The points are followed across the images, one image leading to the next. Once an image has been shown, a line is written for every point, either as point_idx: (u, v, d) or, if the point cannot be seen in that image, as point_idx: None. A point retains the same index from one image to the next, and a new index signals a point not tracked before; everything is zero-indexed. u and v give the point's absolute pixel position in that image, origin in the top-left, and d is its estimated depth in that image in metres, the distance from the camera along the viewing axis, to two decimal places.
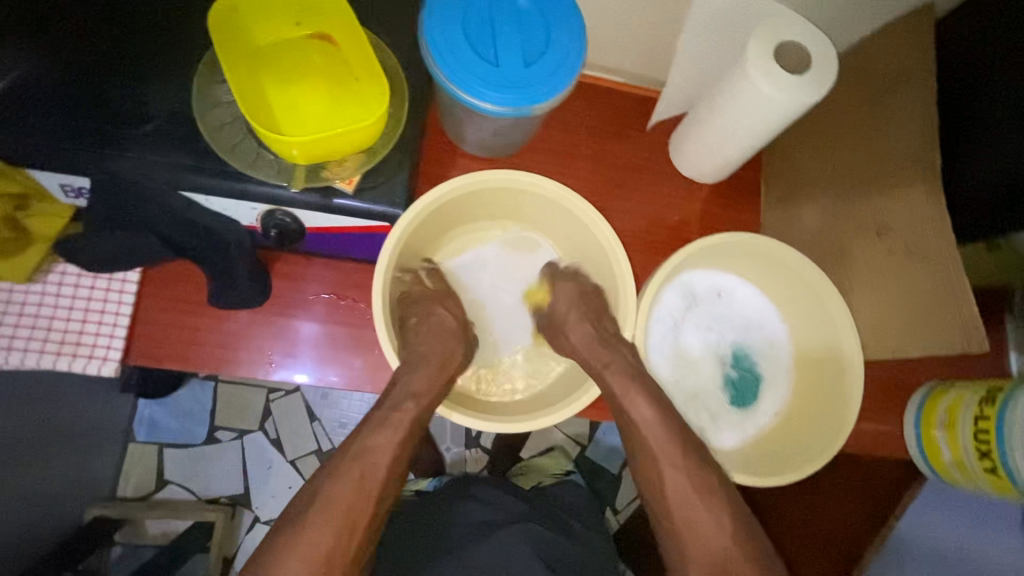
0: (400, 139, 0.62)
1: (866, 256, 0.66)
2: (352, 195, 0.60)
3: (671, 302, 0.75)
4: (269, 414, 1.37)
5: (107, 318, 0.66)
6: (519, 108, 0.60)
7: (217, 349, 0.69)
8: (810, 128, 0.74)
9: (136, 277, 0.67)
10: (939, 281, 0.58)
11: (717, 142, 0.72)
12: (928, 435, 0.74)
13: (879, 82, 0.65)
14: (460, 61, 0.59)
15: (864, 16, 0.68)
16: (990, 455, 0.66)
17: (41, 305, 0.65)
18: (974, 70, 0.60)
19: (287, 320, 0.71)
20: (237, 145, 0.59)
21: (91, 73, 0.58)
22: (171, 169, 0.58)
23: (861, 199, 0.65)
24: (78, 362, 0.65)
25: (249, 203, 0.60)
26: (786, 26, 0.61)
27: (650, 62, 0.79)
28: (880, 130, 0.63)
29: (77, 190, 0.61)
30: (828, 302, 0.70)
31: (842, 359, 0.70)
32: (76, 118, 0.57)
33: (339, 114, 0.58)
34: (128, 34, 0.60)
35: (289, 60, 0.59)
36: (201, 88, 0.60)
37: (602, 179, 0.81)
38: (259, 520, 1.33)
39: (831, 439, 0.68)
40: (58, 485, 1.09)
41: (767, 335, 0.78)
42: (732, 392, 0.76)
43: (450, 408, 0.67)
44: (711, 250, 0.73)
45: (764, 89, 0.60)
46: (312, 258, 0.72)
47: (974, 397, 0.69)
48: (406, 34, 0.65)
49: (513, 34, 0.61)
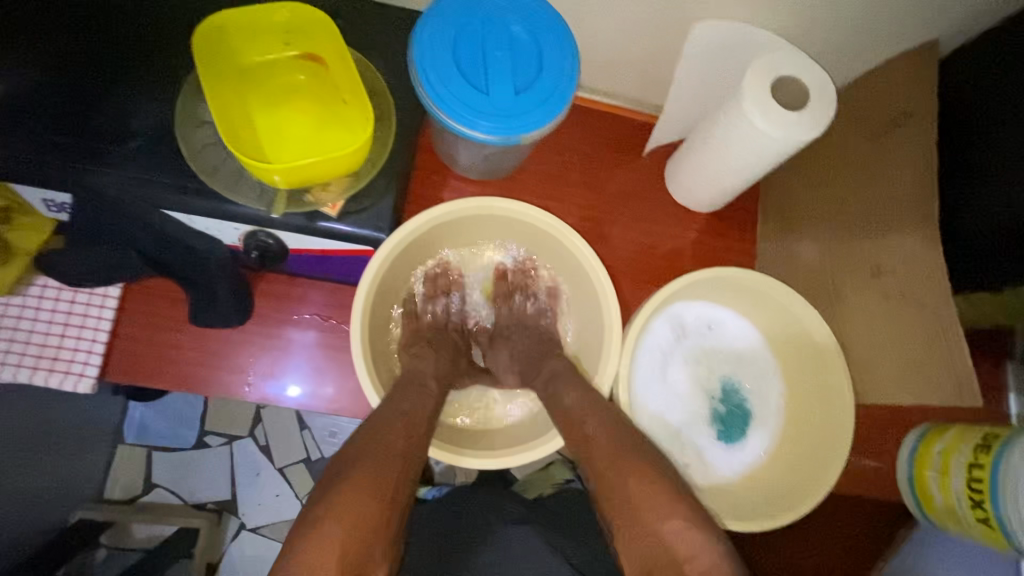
0: (386, 163, 0.61)
1: (861, 297, 0.64)
2: (335, 219, 0.59)
3: (659, 334, 0.74)
4: (259, 420, 1.37)
5: (86, 333, 0.66)
6: (508, 136, 0.59)
7: (196, 366, 0.68)
8: (808, 161, 0.73)
9: (117, 292, 0.67)
10: (933, 329, 0.56)
11: (712, 174, 0.71)
12: (921, 479, 0.72)
13: (879, 119, 0.63)
14: (449, 88, 0.58)
15: (866, 51, 0.67)
16: (983, 506, 0.64)
17: (21, 318, 0.65)
18: (977, 112, 0.58)
19: (268, 339, 0.70)
20: (219, 167, 0.58)
21: (76, 89, 0.58)
22: (152, 189, 0.57)
23: (857, 238, 0.64)
24: (55, 377, 0.64)
25: (231, 224, 0.60)
26: (785, 60, 0.59)
27: (647, 88, 0.78)
28: (879, 169, 0.62)
29: (59, 205, 0.60)
30: (820, 341, 0.68)
31: (832, 401, 0.68)
32: (59, 134, 0.56)
33: (326, 137, 0.57)
34: (117, 51, 0.60)
35: (277, 81, 0.59)
36: (186, 107, 0.59)
37: (596, 204, 0.79)
38: (244, 527, 1.32)
39: (817, 484, 0.66)
40: (43, 486, 1.09)
41: (759, 370, 0.76)
42: (720, 428, 0.74)
43: (457, 455, 0.65)
44: (701, 283, 0.71)
45: (759, 125, 0.59)
46: (297, 278, 0.72)
47: (969, 443, 0.67)
48: (397, 56, 0.65)
49: (505, 62, 0.60)
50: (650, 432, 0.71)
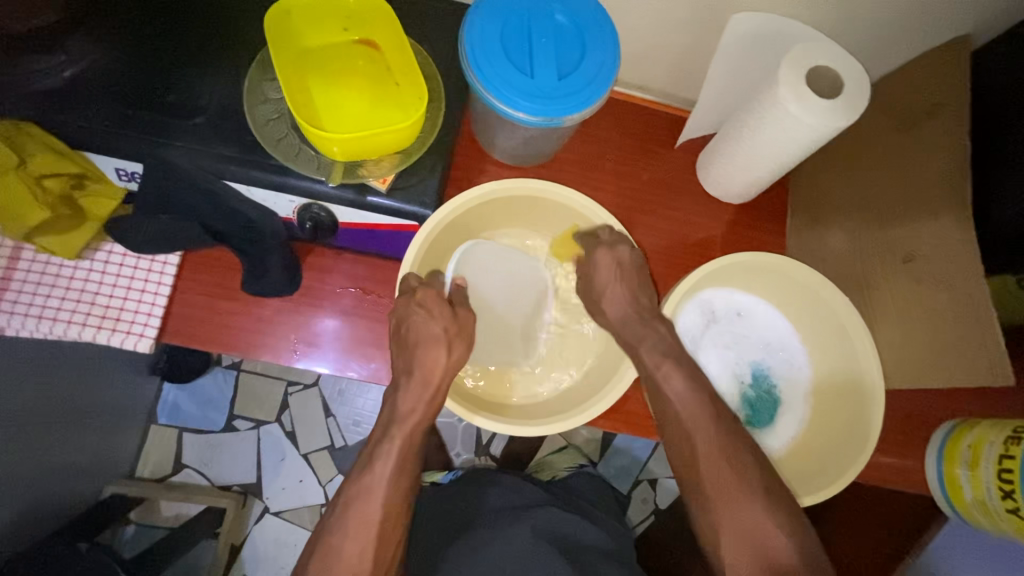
0: (434, 141, 0.65)
1: (892, 285, 0.66)
2: (385, 193, 0.63)
3: (689, 318, 0.75)
4: (287, 406, 1.41)
5: (146, 297, 0.69)
6: (550, 117, 0.62)
7: (245, 333, 0.71)
8: (838, 154, 0.75)
9: (176, 260, 0.70)
10: (965, 312, 0.57)
11: (743, 162, 0.73)
12: (951, 472, 0.72)
13: (912, 110, 0.65)
14: (496, 70, 0.61)
15: (899, 46, 0.69)
16: (1014, 496, 0.64)
17: (86, 281, 0.68)
18: (1009, 101, 0.59)
19: (315, 310, 0.73)
20: (281, 140, 0.62)
21: (152, 69, 0.63)
22: (217, 160, 0.61)
23: (890, 226, 0.65)
24: (116, 337, 0.67)
25: (288, 196, 0.63)
26: (819, 52, 0.61)
27: (680, 80, 0.81)
28: (912, 157, 0.63)
29: (130, 174, 0.66)
30: (851, 327, 0.69)
31: (862, 384, 0.69)
32: (137, 108, 0.61)
33: (379, 115, 0.61)
34: (190, 35, 0.65)
35: (336, 62, 0.63)
36: (251, 85, 0.64)
37: (628, 192, 0.82)
38: (268, 511, 1.35)
39: (846, 467, 0.66)
40: (81, 457, 1.13)
41: (787, 357, 0.77)
42: (748, 411, 0.75)
43: (472, 411, 0.66)
44: (730, 268, 0.73)
45: (792, 110, 0.61)
46: (342, 253, 0.75)
47: (999, 434, 0.67)
48: (446, 43, 0.69)
49: (550, 48, 0.63)
50: None
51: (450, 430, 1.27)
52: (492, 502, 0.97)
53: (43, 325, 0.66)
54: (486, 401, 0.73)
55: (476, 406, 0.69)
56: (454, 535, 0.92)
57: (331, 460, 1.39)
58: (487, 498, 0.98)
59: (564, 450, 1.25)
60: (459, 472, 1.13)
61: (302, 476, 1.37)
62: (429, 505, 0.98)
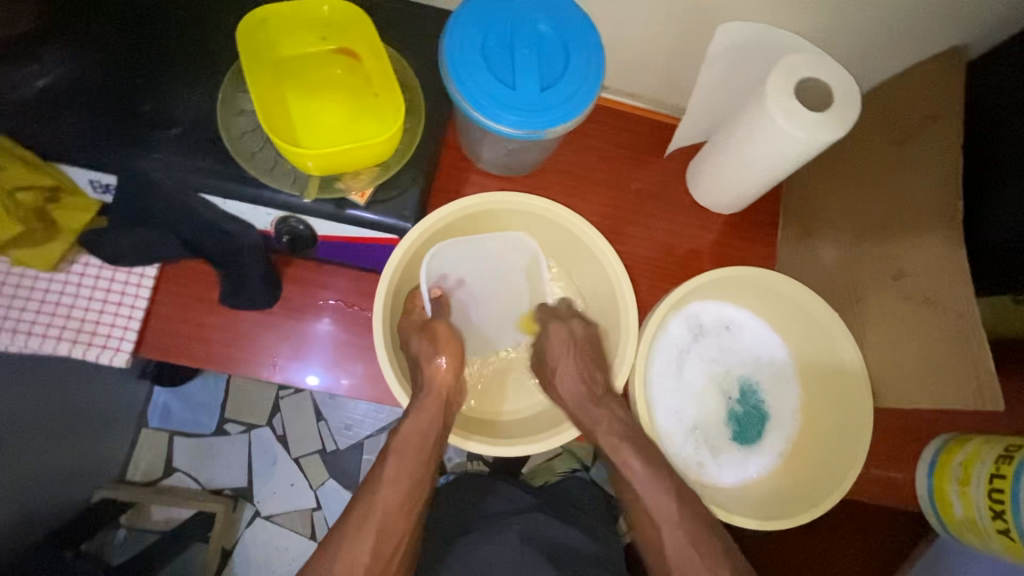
0: (415, 153, 0.64)
1: (882, 302, 0.64)
2: (364, 207, 0.61)
3: (676, 332, 0.74)
4: (278, 410, 1.40)
5: (123, 310, 0.68)
6: (532, 130, 0.61)
7: (225, 347, 0.70)
8: (829, 166, 0.73)
9: (154, 272, 0.69)
10: (954, 333, 0.56)
11: (733, 174, 0.71)
12: (941, 489, 0.71)
13: (905, 122, 0.63)
14: (476, 82, 0.60)
15: (892, 55, 0.67)
16: (1004, 516, 0.63)
17: (61, 295, 0.67)
18: (1002, 115, 0.58)
19: (295, 323, 0.72)
20: (256, 153, 0.61)
21: (125, 80, 0.61)
22: (192, 172, 0.60)
23: (880, 241, 0.64)
24: (92, 351, 0.66)
25: (264, 209, 0.62)
26: (809, 64, 0.60)
27: (669, 88, 0.79)
28: (903, 171, 0.62)
29: (104, 186, 0.64)
30: (841, 343, 0.68)
31: (851, 402, 0.67)
32: (110, 120, 0.60)
33: (357, 128, 0.60)
34: (164, 45, 0.63)
35: (313, 73, 0.61)
36: (226, 95, 0.62)
37: (616, 202, 0.81)
38: (259, 514, 1.35)
39: (833, 486, 0.65)
40: (70, 462, 1.13)
41: (776, 372, 0.75)
42: (735, 427, 0.73)
43: (465, 438, 0.66)
44: (718, 281, 0.71)
45: (779, 123, 0.59)
46: (323, 265, 0.73)
47: (991, 452, 0.66)
48: (427, 52, 0.67)
49: (532, 58, 0.61)
50: (666, 429, 0.71)
51: None
52: (479, 511, 0.97)
53: (18, 339, 0.65)
54: (471, 418, 0.72)
55: (471, 431, 0.69)
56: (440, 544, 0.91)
57: (322, 464, 1.39)
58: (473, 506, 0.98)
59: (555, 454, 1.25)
60: (450, 476, 1.14)
61: (293, 480, 1.37)
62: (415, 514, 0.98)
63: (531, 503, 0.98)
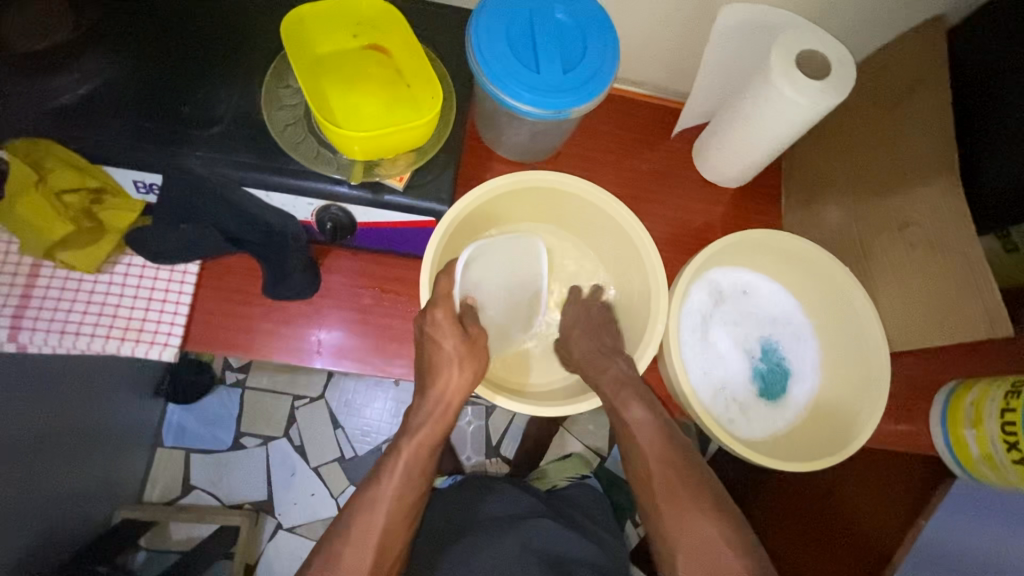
0: (447, 139, 0.67)
1: (890, 253, 0.69)
2: (402, 190, 0.65)
3: (699, 298, 0.78)
4: (295, 420, 1.40)
5: (168, 306, 0.69)
6: (557, 110, 0.65)
7: (267, 338, 0.72)
8: (826, 134, 0.79)
9: (196, 269, 0.71)
10: (963, 270, 0.60)
11: (741, 146, 0.76)
12: (956, 433, 0.76)
13: (897, 87, 0.69)
14: (505, 68, 0.64)
15: (880, 30, 0.73)
16: (1018, 447, 0.67)
17: (106, 295, 0.68)
18: (987, 74, 0.63)
19: (335, 311, 0.74)
20: (299, 144, 0.64)
21: (167, 83, 0.64)
22: (238, 166, 0.63)
23: (883, 197, 0.69)
24: (140, 347, 0.67)
25: (306, 198, 0.65)
26: (806, 37, 0.65)
27: (674, 74, 0.85)
28: (900, 131, 0.67)
29: (148, 186, 0.66)
30: (855, 298, 0.72)
31: (869, 349, 0.72)
32: (156, 120, 0.63)
33: (394, 115, 0.63)
34: (204, 50, 0.66)
35: (349, 67, 0.65)
36: (266, 92, 0.66)
37: (632, 183, 0.85)
38: (281, 527, 1.34)
39: (861, 427, 0.69)
40: (90, 482, 1.11)
41: (793, 330, 0.80)
42: (760, 384, 0.77)
43: (495, 393, 0.67)
44: (735, 246, 0.76)
45: (785, 91, 0.64)
46: (358, 254, 0.76)
47: (999, 390, 0.71)
48: (453, 46, 0.71)
49: (553, 44, 0.66)
50: (697, 389, 0.74)
51: (459, 436, 1.34)
52: (484, 512, 0.99)
53: (65, 340, 0.66)
54: (499, 384, 0.73)
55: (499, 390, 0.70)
56: (454, 535, 0.93)
57: (343, 472, 1.39)
58: (495, 504, 1.01)
59: (565, 458, 1.31)
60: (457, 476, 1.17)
61: (314, 489, 1.36)
62: (435, 512, 0.99)
63: (540, 508, 1.02)
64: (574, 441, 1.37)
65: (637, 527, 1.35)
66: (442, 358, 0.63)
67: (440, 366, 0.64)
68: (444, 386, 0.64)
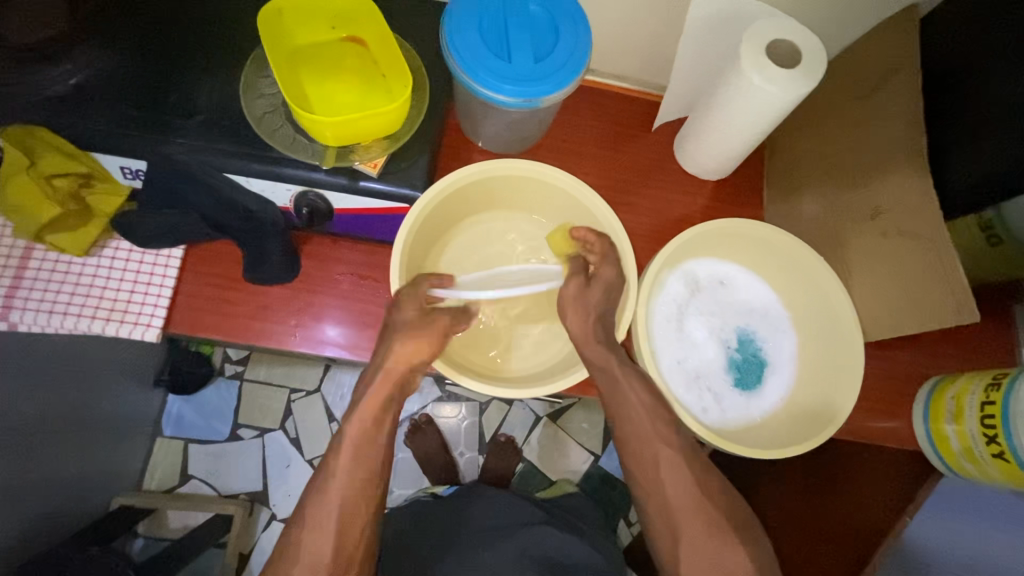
0: (421, 128, 0.69)
1: (864, 242, 0.69)
2: (376, 177, 0.66)
3: (674, 288, 0.78)
4: (290, 413, 1.42)
5: (153, 289, 0.72)
6: (529, 99, 0.66)
7: (248, 321, 0.74)
8: (805, 122, 0.79)
9: (180, 254, 0.73)
10: (932, 256, 0.60)
11: (716, 137, 0.77)
12: (937, 427, 0.74)
13: (871, 77, 0.69)
14: (477, 58, 0.65)
15: (855, 21, 0.73)
16: (997, 440, 0.66)
17: (94, 277, 0.71)
18: (958, 61, 0.63)
19: (315, 297, 0.76)
20: (277, 131, 0.66)
21: (152, 74, 0.67)
22: (217, 153, 0.65)
23: (856, 186, 0.69)
24: (124, 328, 0.70)
25: (284, 184, 0.67)
26: (776, 27, 0.66)
27: (654, 67, 0.85)
28: (873, 120, 0.67)
29: (134, 172, 0.69)
30: (830, 288, 0.72)
31: (844, 338, 0.71)
32: (140, 109, 0.65)
33: (368, 104, 0.65)
34: (189, 42, 0.69)
35: (326, 58, 0.67)
36: (247, 82, 0.68)
37: (612, 175, 0.86)
38: (275, 518, 1.36)
39: (835, 415, 0.68)
40: (89, 468, 1.14)
41: (771, 321, 0.79)
42: (736, 374, 0.77)
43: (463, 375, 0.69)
44: (710, 236, 0.76)
45: (754, 80, 0.65)
46: (339, 242, 0.78)
47: (980, 383, 0.70)
48: (430, 38, 0.73)
49: (525, 35, 0.67)
50: (670, 378, 0.74)
51: (451, 431, 1.35)
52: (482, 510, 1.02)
53: (53, 319, 0.69)
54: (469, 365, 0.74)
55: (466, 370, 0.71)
56: None
57: None
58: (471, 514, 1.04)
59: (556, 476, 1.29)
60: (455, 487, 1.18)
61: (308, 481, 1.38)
62: None
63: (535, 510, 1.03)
64: (574, 446, 1.36)
65: (630, 526, 1.34)
66: (397, 326, 0.66)
67: (393, 342, 0.66)
68: (405, 361, 0.65)
